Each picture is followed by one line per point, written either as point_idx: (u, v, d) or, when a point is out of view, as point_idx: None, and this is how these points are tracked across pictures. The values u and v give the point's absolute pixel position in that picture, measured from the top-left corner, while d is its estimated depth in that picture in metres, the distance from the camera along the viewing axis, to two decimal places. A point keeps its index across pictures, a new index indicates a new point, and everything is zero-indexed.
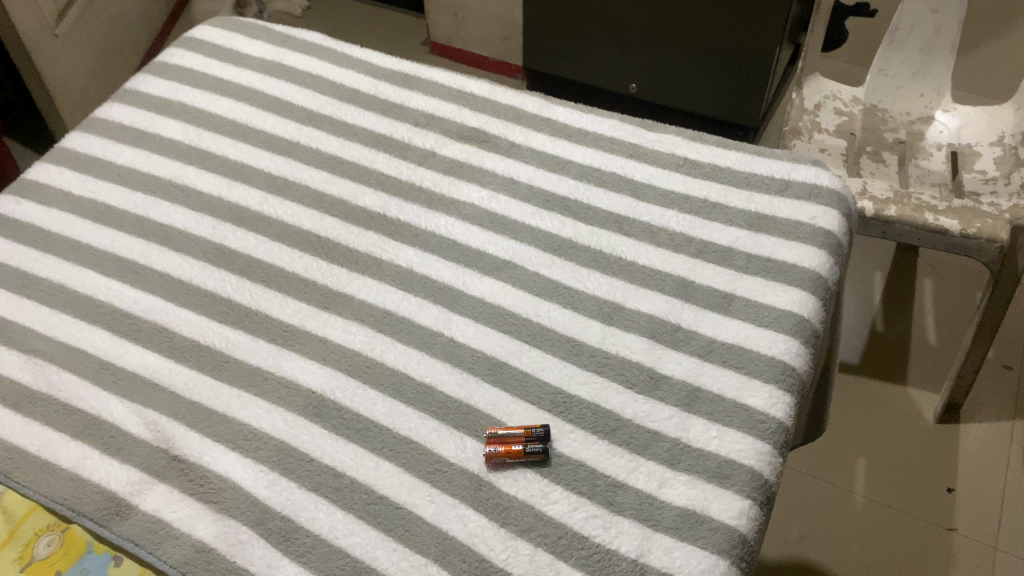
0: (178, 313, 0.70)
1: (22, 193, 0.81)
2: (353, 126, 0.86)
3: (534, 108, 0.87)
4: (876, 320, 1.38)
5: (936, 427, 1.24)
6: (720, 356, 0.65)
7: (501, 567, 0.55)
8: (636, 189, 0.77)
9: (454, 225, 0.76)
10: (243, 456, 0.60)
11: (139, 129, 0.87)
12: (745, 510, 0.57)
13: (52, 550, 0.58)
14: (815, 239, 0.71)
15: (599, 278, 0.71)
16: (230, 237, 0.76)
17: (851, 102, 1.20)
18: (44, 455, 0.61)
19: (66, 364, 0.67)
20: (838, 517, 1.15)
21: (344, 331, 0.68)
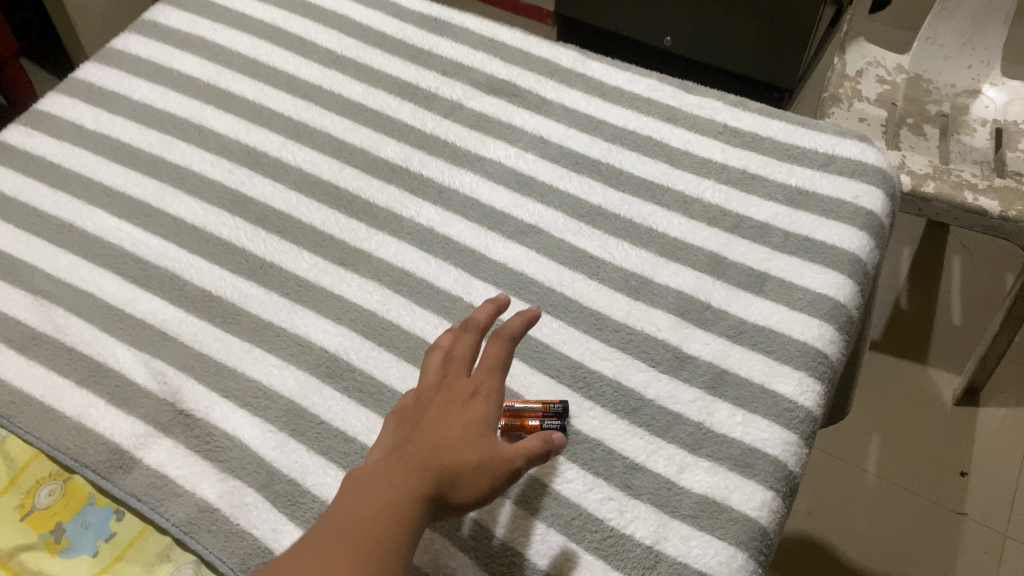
0: (189, 260, 0.68)
1: (34, 124, 0.78)
2: (378, 72, 0.82)
3: (568, 63, 0.82)
4: (901, 296, 1.28)
5: (953, 409, 1.16)
6: (749, 338, 0.62)
7: (511, 544, 0.54)
8: (671, 155, 0.74)
9: (478, 184, 0.72)
10: (251, 414, 0.59)
11: (156, 63, 0.83)
12: (767, 501, 0.55)
13: (53, 500, 0.56)
14: (857, 219, 0.68)
15: (627, 248, 0.68)
16: (246, 183, 0.73)
17: (895, 70, 1.08)
18: (48, 401, 0.60)
19: (73, 307, 0.65)
20: (847, 494, 1.09)
21: (361, 289, 0.65)
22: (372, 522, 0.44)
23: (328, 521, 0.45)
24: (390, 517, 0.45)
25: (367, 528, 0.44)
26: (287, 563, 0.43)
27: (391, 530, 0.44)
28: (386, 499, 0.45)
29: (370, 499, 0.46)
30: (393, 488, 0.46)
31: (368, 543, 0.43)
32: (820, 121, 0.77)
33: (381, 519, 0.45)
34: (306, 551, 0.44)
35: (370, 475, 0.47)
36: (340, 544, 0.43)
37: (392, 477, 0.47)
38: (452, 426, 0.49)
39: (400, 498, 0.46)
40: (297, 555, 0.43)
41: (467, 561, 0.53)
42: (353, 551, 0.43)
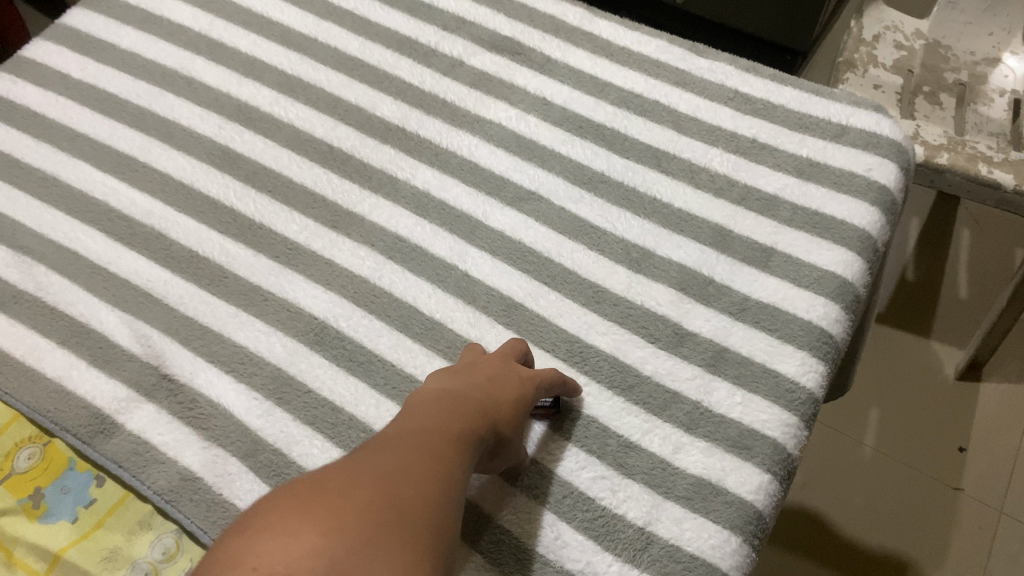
0: (177, 219, 0.65)
1: (19, 73, 0.75)
2: (376, 25, 0.79)
3: (575, 20, 0.79)
4: (907, 269, 1.24)
5: (956, 383, 1.12)
6: (753, 316, 0.60)
7: (500, 522, 0.53)
8: (679, 121, 0.71)
9: (477, 146, 0.70)
10: (236, 381, 0.57)
11: (146, 11, 0.80)
12: (763, 485, 0.53)
13: (32, 465, 0.55)
14: (868, 193, 0.65)
15: (629, 219, 0.65)
16: (236, 139, 0.70)
17: (912, 36, 1.01)
18: (29, 362, 0.58)
19: (55, 264, 0.63)
20: (843, 467, 1.07)
21: (352, 254, 0.63)
22: (447, 446, 0.42)
23: (393, 436, 0.42)
24: (460, 450, 0.42)
25: (444, 450, 0.41)
26: (361, 458, 0.39)
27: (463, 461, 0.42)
28: (455, 430, 0.43)
29: (438, 426, 0.43)
30: (462, 427, 0.44)
31: (447, 460, 0.41)
32: (835, 89, 0.74)
33: (456, 449, 0.42)
34: (379, 451, 0.40)
35: (431, 408, 0.45)
36: (423, 453, 0.40)
37: (461, 416, 0.45)
38: (520, 420, 0.50)
39: (468, 438, 0.44)
40: (371, 454, 0.39)
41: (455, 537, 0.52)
42: (438, 464, 0.40)
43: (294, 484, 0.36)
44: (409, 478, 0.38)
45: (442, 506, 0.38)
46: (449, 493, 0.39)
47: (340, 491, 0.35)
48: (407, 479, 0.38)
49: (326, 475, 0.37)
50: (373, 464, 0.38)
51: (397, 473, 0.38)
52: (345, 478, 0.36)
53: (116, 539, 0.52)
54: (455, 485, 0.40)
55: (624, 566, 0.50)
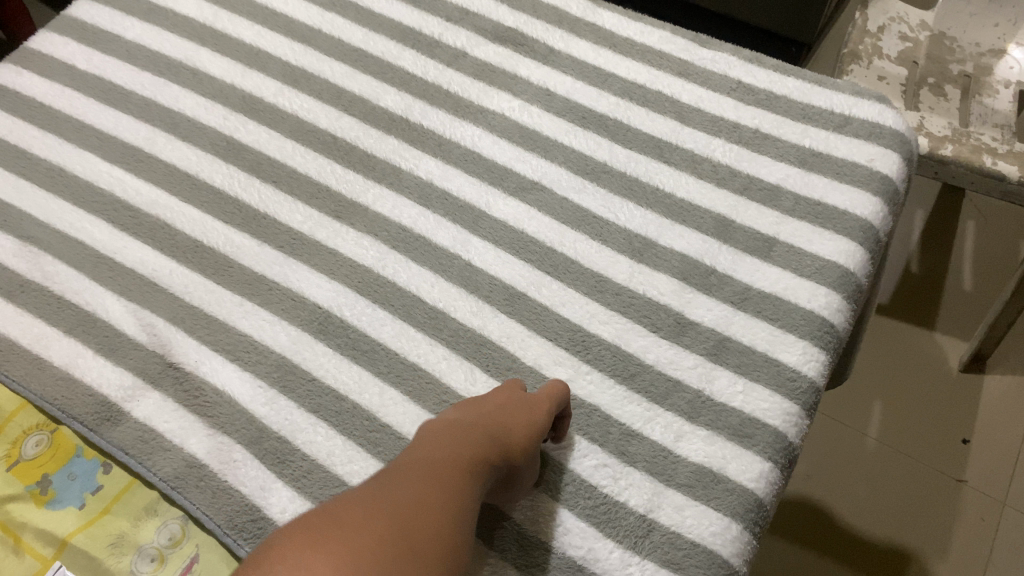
0: (182, 209, 0.66)
1: (25, 64, 0.76)
2: (380, 16, 0.79)
3: (578, 11, 0.79)
4: (911, 261, 1.24)
5: (960, 375, 1.12)
6: (754, 305, 0.60)
7: (505, 510, 0.53)
8: (682, 111, 0.71)
9: (480, 137, 0.70)
10: (241, 369, 0.58)
11: (150, 2, 0.80)
12: (764, 473, 0.53)
13: (40, 451, 0.56)
14: (871, 183, 0.65)
15: (631, 209, 0.66)
16: (241, 130, 0.71)
17: (917, 27, 1.00)
18: (35, 350, 0.59)
19: (61, 254, 0.63)
20: (847, 459, 1.07)
21: (356, 244, 0.64)
22: (457, 486, 0.44)
23: (404, 473, 0.43)
24: (467, 488, 0.44)
25: (453, 490, 0.43)
26: (374, 496, 0.41)
27: (470, 499, 0.44)
28: (464, 466, 0.45)
29: (449, 463, 0.45)
30: (473, 463, 0.46)
31: (456, 501, 0.43)
32: (838, 79, 0.74)
33: (465, 489, 0.44)
34: (391, 489, 0.41)
35: (441, 442, 0.47)
36: (433, 492, 0.42)
37: (470, 450, 0.46)
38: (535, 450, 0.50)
39: (477, 475, 0.46)
40: (384, 492, 0.41)
41: None
42: (447, 504, 0.42)
43: (309, 523, 0.38)
44: (419, 520, 0.40)
45: (448, 549, 0.40)
46: (455, 535, 0.41)
47: (352, 532, 0.37)
48: (417, 520, 0.40)
49: (341, 514, 0.39)
50: (385, 504, 0.40)
51: (407, 515, 0.40)
52: (357, 520, 0.38)
53: (122, 525, 0.53)
54: (462, 526, 0.42)
55: (625, 553, 0.51)
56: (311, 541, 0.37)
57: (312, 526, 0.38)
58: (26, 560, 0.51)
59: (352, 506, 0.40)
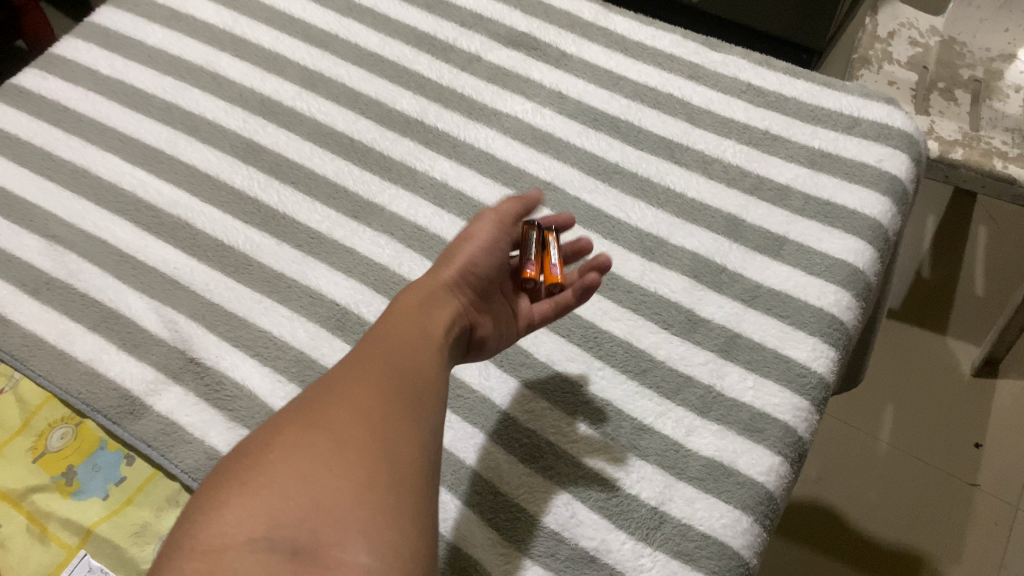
0: (202, 209, 0.67)
1: (49, 68, 0.78)
2: (395, 21, 0.80)
3: (590, 16, 0.81)
4: (923, 266, 1.21)
5: (972, 379, 1.09)
6: (765, 303, 0.61)
7: (519, 501, 0.54)
8: (692, 113, 0.72)
9: (494, 138, 0.71)
10: (261, 364, 0.59)
11: (171, 8, 0.82)
12: (774, 467, 0.54)
13: (65, 443, 0.57)
14: (880, 183, 0.66)
15: (643, 208, 0.67)
16: (260, 132, 0.72)
17: (928, 32, 0.99)
18: (60, 345, 0.60)
19: (85, 253, 0.65)
20: (859, 462, 1.04)
21: (373, 243, 0.65)
22: (404, 381, 0.42)
23: (343, 373, 0.42)
24: (420, 384, 0.43)
25: (398, 384, 0.42)
26: (310, 408, 0.39)
27: (423, 392, 0.43)
28: (411, 363, 0.44)
29: (393, 358, 0.44)
30: (419, 358, 0.45)
31: (401, 395, 0.41)
32: (847, 82, 0.75)
33: (410, 381, 0.43)
34: (327, 395, 0.40)
35: (386, 333, 0.46)
36: (373, 390, 0.41)
37: (416, 341, 0.46)
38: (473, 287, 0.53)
39: (427, 371, 0.44)
40: (319, 401, 0.40)
41: (473, 515, 0.54)
42: (389, 399, 0.40)
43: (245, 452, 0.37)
44: (356, 421, 0.38)
45: (396, 441, 0.38)
46: (405, 428, 0.39)
47: (283, 453, 0.36)
48: (352, 420, 0.38)
49: (274, 437, 0.37)
50: (319, 413, 0.39)
51: (343, 418, 0.38)
52: (288, 438, 0.37)
53: (145, 515, 0.54)
54: (416, 421, 0.40)
55: (637, 544, 0.52)
56: (244, 473, 0.36)
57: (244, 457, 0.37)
58: (51, 548, 0.52)
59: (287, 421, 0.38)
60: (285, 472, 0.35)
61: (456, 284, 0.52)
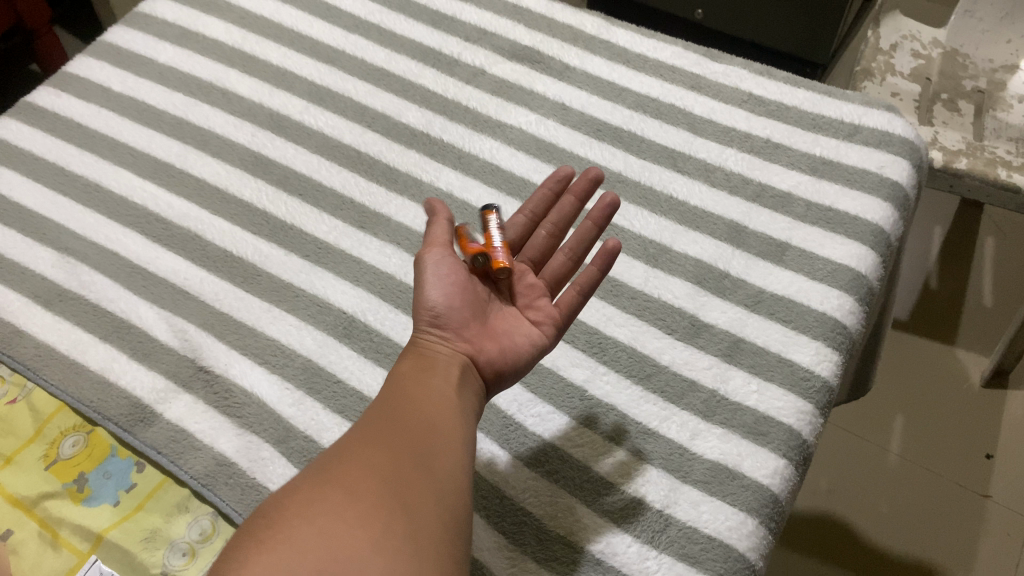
0: (211, 221, 0.69)
1: (62, 86, 0.80)
2: (401, 37, 0.82)
3: (592, 29, 0.82)
4: (931, 276, 1.20)
5: (981, 390, 1.08)
6: (768, 308, 0.61)
7: (526, 505, 0.54)
8: (694, 123, 0.73)
9: (498, 149, 0.72)
10: (269, 371, 0.60)
11: (182, 27, 0.84)
12: (779, 470, 0.54)
13: (76, 451, 0.58)
14: (881, 189, 0.67)
15: (646, 216, 0.68)
16: (268, 145, 0.74)
17: (930, 44, 0.99)
18: (73, 355, 0.61)
19: (97, 265, 0.66)
20: (869, 473, 1.02)
21: (379, 252, 0.66)
22: (415, 433, 0.43)
23: (358, 433, 0.43)
24: (437, 434, 0.44)
25: (411, 434, 0.43)
26: (326, 466, 0.41)
27: (437, 441, 0.43)
28: (425, 415, 0.45)
29: (406, 411, 0.45)
30: (423, 409, 0.46)
31: (415, 447, 0.42)
32: (848, 90, 0.76)
33: (417, 430, 0.43)
34: (341, 454, 0.41)
35: (395, 392, 0.47)
36: (380, 446, 0.42)
37: (423, 393, 0.47)
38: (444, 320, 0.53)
39: (442, 420, 0.45)
40: (335, 459, 0.41)
41: (480, 520, 0.54)
42: (404, 452, 0.41)
43: (265, 510, 0.38)
44: (370, 474, 0.39)
45: (411, 490, 0.39)
46: (420, 478, 0.40)
47: (301, 509, 0.37)
48: (367, 475, 0.39)
49: (293, 494, 0.39)
50: (335, 471, 0.40)
51: (358, 473, 0.39)
52: (304, 496, 0.38)
53: (156, 521, 0.54)
54: (431, 470, 0.41)
55: (643, 547, 0.52)
56: (262, 531, 0.37)
57: (264, 515, 0.38)
58: (63, 554, 0.53)
59: (304, 480, 0.40)
60: (302, 528, 0.36)
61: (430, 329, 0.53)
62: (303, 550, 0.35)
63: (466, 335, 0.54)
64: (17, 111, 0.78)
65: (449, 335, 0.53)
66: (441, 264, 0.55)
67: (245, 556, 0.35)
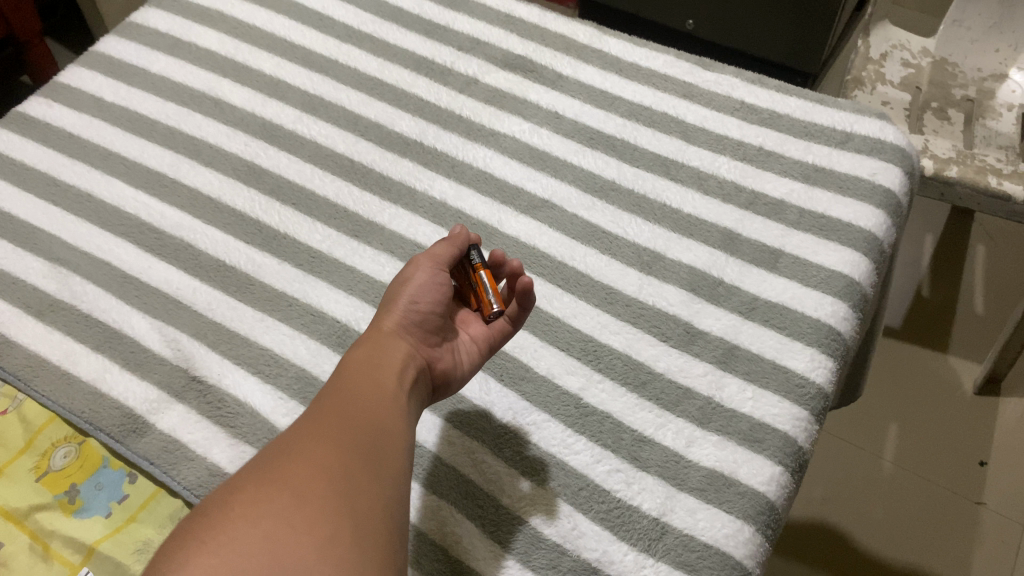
0: (204, 231, 0.68)
1: (55, 97, 0.79)
2: (394, 47, 0.82)
3: (585, 38, 0.82)
4: (922, 284, 1.20)
5: (974, 397, 1.08)
6: (762, 315, 0.61)
7: (519, 514, 0.54)
8: (687, 131, 0.73)
9: (492, 158, 0.72)
10: (262, 381, 0.59)
11: (175, 37, 0.84)
12: (775, 476, 0.54)
13: (68, 462, 0.57)
14: (874, 196, 0.67)
15: (640, 223, 0.68)
16: (262, 155, 0.73)
17: (919, 54, 1.00)
18: (64, 366, 0.61)
19: (89, 275, 0.66)
20: (863, 481, 1.02)
21: (373, 261, 0.66)
22: (363, 429, 0.43)
23: (306, 425, 0.43)
24: (383, 432, 0.44)
25: (360, 432, 0.43)
26: (271, 461, 0.40)
27: (385, 439, 0.44)
28: (372, 411, 0.45)
29: (353, 406, 0.45)
30: (374, 404, 0.46)
31: (363, 445, 0.42)
32: (840, 98, 0.76)
33: (365, 427, 0.44)
34: (287, 449, 0.41)
35: (349, 383, 0.47)
36: (328, 440, 0.42)
37: (376, 389, 0.47)
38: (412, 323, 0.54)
39: (387, 417, 0.45)
40: (280, 454, 0.41)
41: (474, 529, 0.54)
42: (350, 450, 0.41)
43: (209, 506, 0.39)
44: (317, 472, 0.39)
45: (357, 491, 0.39)
46: (367, 478, 0.40)
47: (245, 511, 0.37)
48: (313, 474, 0.39)
49: (237, 492, 0.39)
50: (280, 467, 0.40)
51: (303, 471, 0.39)
52: (248, 495, 0.38)
53: (147, 533, 0.54)
54: (379, 469, 0.42)
55: (639, 555, 0.51)
56: (206, 532, 0.37)
57: (208, 511, 0.38)
58: (55, 567, 0.52)
59: (248, 477, 0.40)
60: (245, 531, 0.36)
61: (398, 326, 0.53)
62: (245, 556, 0.35)
63: (427, 339, 0.54)
64: (9, 121, 0.78)
65: (412, 335, 0.53)
66: (435, 273, 0.56)
67: (187, 558, 0.35)
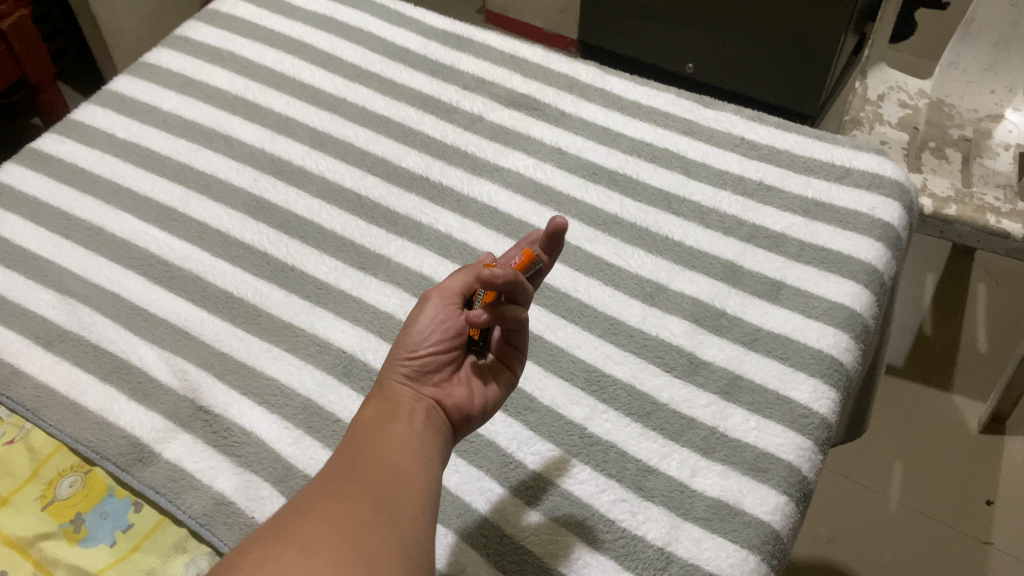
0: (213, 263, 0.69)
1: (68, 134, 0.81)
2: (401, 85, 0.84)
3: (588, 77, 0.84)
4: (924, 321, 1.21)
5: (980, 436, 1.08)
6: (765, 345, 0.62)
7: (526, 544, 0.54)
8: (688, 167, 0.75)
9: (497, 193, 0.74)
10: (268, 411, 0.60)
11: (186, 76, 0.86)
12: (780, 506, 0.54)
13: (73, 491, 0.58)
14: (873, 230, 0.68)
15: (642, 256, 0.69)
16: (270, 190, 0.75)
17: (916, 95, 1.01)
18: (71, 396, 0.61)
19: (99, 306, 0.66)
20: (871, 521, 1.01)
21: (379, 292, 0.66)
22: (377, 481, 0.43)
23: (319, 485, 0.42)
24: (397, 481, 0.43)
25: (373, 484, 0.42)
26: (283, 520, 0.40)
27: (401, 487, 0.43)
28: (386, 462, 0.44)
29: (367, 461, 0.44)
30: (389, 456, 0.45)
31: (376, 496, 0.42)
32: (838, 134, 0.78)
33: (379, 478, 0.43)
34: (300, 507, 0.40)
35: (362, 439, 0.46)
36: (342, 496, 0.41)
37: (389, 440, 0.46)
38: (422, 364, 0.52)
39: (402, 465, 0.45)
40: (292, 512, 0.40)
41: (480, 560, 0.53)
42: (363, 504, 0.41)
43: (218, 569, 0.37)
44: (328, 527, 0.39)
45: (369, 541, 0.39)
46: (378, 528, 0.40)
47: (255, 568, 0.36)
48: (325, 529, 0.38)
49: (246, 552, 0.38)
50: (290, 525, 0.39)
51: (314, 527, 0.39)
52: (259, 552, 0.37)
53: (151, 561, 0.54)
54: (394, 517, 0.41)
55: None
56: None
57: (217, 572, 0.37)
58: None
59: (258, 537, 0.39)
60: None
61: (407, 373, 0.51)
62: None
63: (438, 379, 0.52)
64: (22, 157, 0.79)
65: (421, 380, 0.52)
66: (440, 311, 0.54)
67: None
